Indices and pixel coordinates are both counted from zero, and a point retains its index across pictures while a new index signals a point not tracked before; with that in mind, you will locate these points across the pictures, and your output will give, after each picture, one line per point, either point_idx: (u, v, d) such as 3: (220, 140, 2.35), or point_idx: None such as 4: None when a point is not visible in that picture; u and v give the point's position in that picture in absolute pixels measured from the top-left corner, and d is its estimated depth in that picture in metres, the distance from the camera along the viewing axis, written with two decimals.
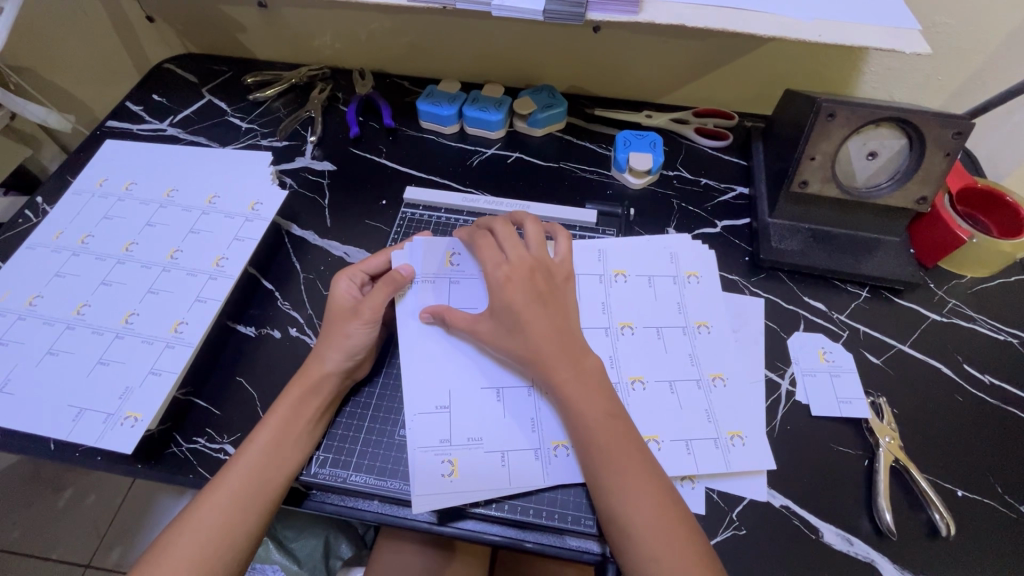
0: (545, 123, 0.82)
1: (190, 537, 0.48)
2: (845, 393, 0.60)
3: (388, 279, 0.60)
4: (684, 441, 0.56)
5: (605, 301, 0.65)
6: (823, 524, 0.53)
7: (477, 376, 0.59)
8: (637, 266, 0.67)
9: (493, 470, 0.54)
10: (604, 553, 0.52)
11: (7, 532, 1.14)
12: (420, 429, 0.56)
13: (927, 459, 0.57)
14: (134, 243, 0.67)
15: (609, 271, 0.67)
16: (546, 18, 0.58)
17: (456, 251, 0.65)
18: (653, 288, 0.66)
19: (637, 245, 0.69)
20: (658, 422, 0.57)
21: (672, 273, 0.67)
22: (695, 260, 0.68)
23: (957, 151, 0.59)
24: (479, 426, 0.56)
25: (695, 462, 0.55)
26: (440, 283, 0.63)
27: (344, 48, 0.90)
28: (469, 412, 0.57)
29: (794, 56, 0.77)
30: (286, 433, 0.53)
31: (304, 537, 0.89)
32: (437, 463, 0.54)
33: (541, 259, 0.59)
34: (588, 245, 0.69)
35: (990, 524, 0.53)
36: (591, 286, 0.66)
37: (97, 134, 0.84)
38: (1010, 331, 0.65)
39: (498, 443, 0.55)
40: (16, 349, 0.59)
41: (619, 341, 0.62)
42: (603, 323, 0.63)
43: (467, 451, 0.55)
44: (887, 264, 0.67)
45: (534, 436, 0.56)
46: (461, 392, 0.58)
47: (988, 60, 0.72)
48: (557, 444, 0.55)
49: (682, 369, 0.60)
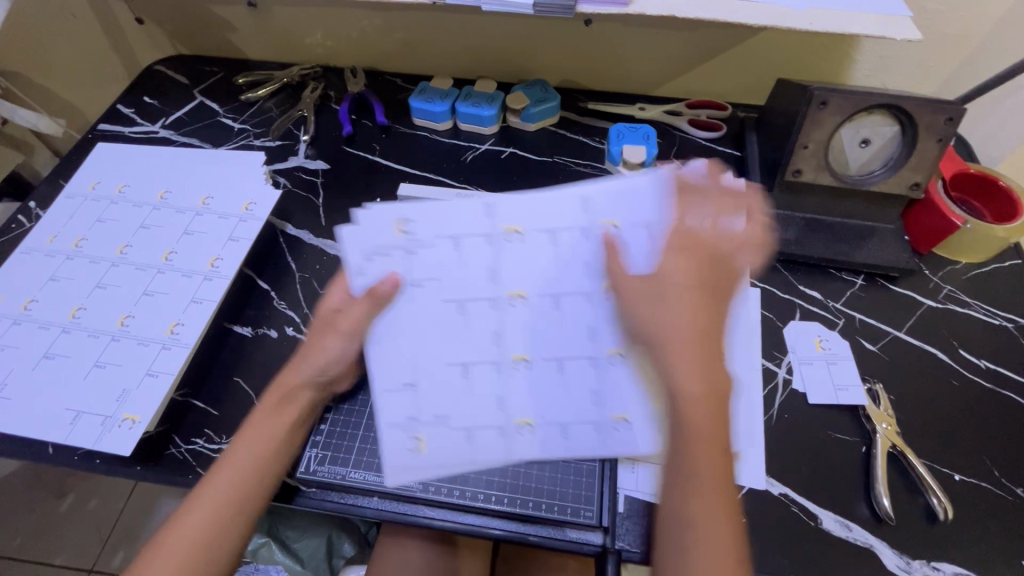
0: (538, 117, 0.81)
1: (177, 550, 0.46)
2: (841, 380, 0.60)
3: (372, 293, 0.52)
4: (657, 420, 0.53)
5: (590, 259, 0.52)
6: (821, 511, 0.53)
7: (442, 348, 0.54)
8: (632, 214, 0.51)
9: (459, 446, 0.53)
10: (604, 544, 0.52)
11: (11, 537, 1.14)
12: (385, 407, 0.54)
13: (924, 445, 0.57)
14: (128, 246, 0.67)
15: (598, 223, 0.52)
16: (536, 11, 0.58)
17: (408, 216, 0.53)
18: (651, 245, 0.50)
19: (635, 197, 0.51)
20: (630, 398, 0.53)
21: (685, 221, 0.49)
22: (709, 193, 0.49)
23: (949, 137, 0.60)
24: (446, 402, 0.53)
25: (664, 438, 0.53)
26: (394, 258, 0.53)
27: (336, 46, 0.89)
28: (436, 386, 0.54)
29: (787, 44, 0.77)
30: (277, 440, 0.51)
31: (306, 537, 0.88)
32: (404, 439, 0.53)
33: (730, 250, 0.48)
34: (566, 195, 0.53)
35: (988, 506, 0.53)
36: (575, 242, 0.52)
37: (89, 137, 0.84)
38: (1004, 315, 0.66)
39: (465, 419, 0.53)
40: (12, 353, 0.59)
41: (602, 307, 0.53)
42: (586, 286, 0.53)
43: (436, 428, 0.53)
44: (880, 252, 0.67)
45: (500, 414, 0.53)
46: (427, 366, 0.54)
47: (981, 46, 0.72)
48: (523, 422, 0.53)
49: None
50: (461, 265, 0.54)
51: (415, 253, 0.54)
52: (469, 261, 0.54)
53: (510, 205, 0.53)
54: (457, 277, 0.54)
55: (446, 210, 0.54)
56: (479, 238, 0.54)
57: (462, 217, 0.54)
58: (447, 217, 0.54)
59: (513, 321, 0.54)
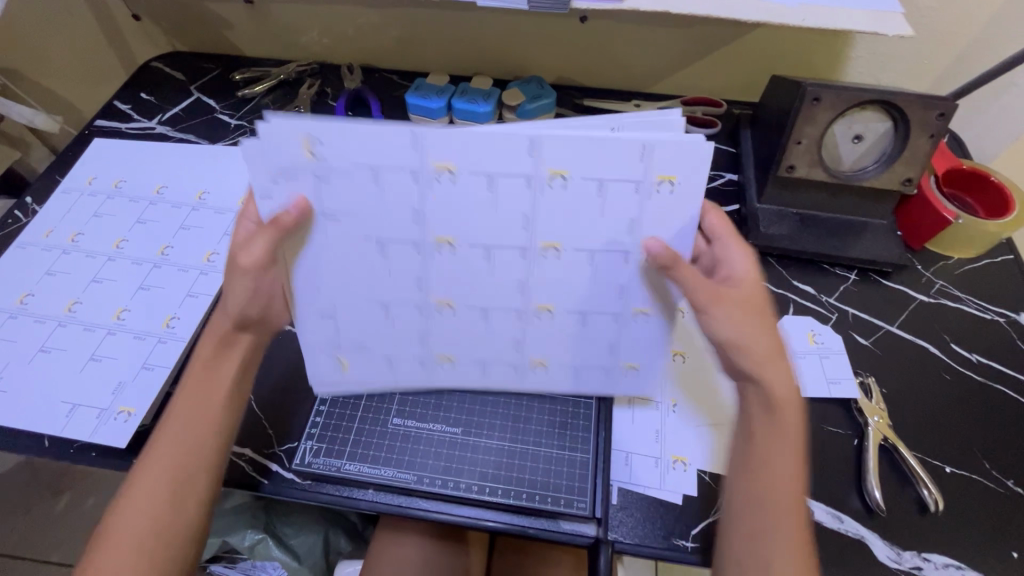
0: (534, 114, 0.82)
1: (123, 543, 0.45)
2: (834, 374, 0.61)
3: (279, 228, 0.47)
4: (573, 368, 0.56)
5: (529, 214, 0.47)
6: (814, 503, 0.54)
7: (360, 288, 0.52)
8: (584, 165, 0.45)
9: (380, 372, 0.57)
10: (598, 536, 0.52)
11: (8, 535, 1.15)
12: (306, 329, 0.54)
13: (916, 438, 0.57)
14: (124, 240, 0.67)
15: (542, 171, 0.45)
16: (530, 6, 0.58)
17: (317, 133, 0.44)
18: (601, 198, 0.46)
19: (593, 147, 0.44)
20: (550, 348, 0.55)
21: (638, 176, 0.45)
22: (676, 158, 0.44)
23: (941, 132, 0.60)
24: (368, 334, 0.55)
25: (576, 380, 0.57)
26: (304, 184, 0.46)
27: (332, 43, 0.89)
28: (355, 318, 0.54)
29: (781, 41, 0.77)
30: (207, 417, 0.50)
31: (303, 533, 0.87)
32: (327, 359, 0.56)
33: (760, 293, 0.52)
34: (513, 129, 0.44)
35: (979, 498, 0.54)
36: (514, 193, 0.46)
37: (86, 133, 0.84)
38: (997, 310, 0.66)
39: (385, 349, 0.56)
40: (7, 346, 0.59)
41: (536, 265, 0.50)
42: (522, 240, 0.49)
43: (357, 355, 0.56)
44: (873, 247, 0.68)
45: (420, 347, 0.56)
46: (343, 302, 0.53)
47: (974, 43, 0.72)
48: (441, 358, 0.56)
49: (602, 300, 0.52)
50: (382, 207, 0.48)
51: (322, 183, 0.46)
52: (389, 202, 0.47)
53: (441, 138, 0.44)
54: (372, 216, 0.48)
55: (357, 132, 0.44)
56: (403, 173, 0.46)
57: (387, 144, 0.45)
58: (362, 142, 0.45)
59: (439, 267, 0.51)
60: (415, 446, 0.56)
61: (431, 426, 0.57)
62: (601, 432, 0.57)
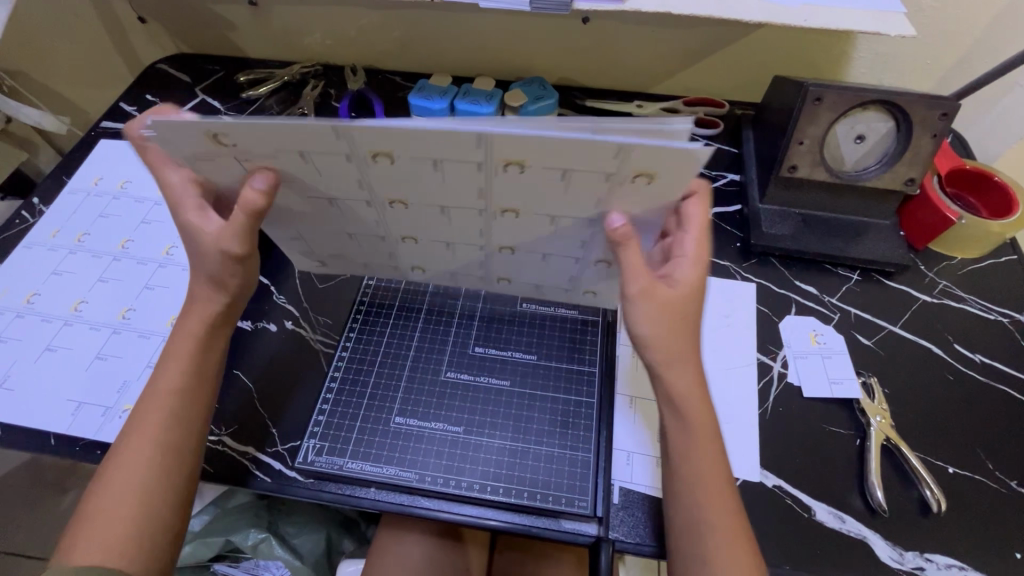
0: (536, 115, 0.82)
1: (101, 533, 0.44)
2: (836, 374, 0.61)
3: (240, 204, 0.47)
4: (535, 285, 0.63)
5: (482, 189, 0.48)
6: (815, 503, 0.54)
7: (332, 224, 0.58)
8: (540, 158, 0.42)
9: (363, 270, 0.67)
10: (600, 535, 0.52)
11: (14, 533, 1.16)
12: (288, 240, 0.63)
13: (918, 438, 0.57)
14: (129, 240, 0.68)
15: (494, 159, 0.43)
16: (532, 8, 0.59)
17: (214, 129, 0.43)
18: (564, 181, 0.45)
19: (549, 144, 0.41)
20: (509, 270, 0.62)
21: (613, 171, 0.42)
22: (651, 156, 0.40)
23: (943, 132, 0.60)
24: (340, 250, 0.63)
25: (537, 290, 0.64)
26: (229, 162, 0.47)
27: (336, 45, 0.90)
28: (329, 241, 0.61)
29: (783, 41, 0.77)
30: (184, 394, 0.50)
31: (306, 533, 0.88)
32: (314, 258, 0.66)
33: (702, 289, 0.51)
34: (454, 127, 0.41)
35: (981, 498, 0.54)
36: (466, 172, 0.46)
37: (92, 135, 0.84)
38: (1000, 310, 0.66)
39: (361, 260, 0.65)
40: (14, 345, 0.59)
41: (495, 220, 0.52)
42: (479, 206, 0.50)
43: (337, 260, 0.65)
44: (877, 248, 0.68)
45: (392, 262, 0.64)
46: (312, 231, 0.59)
47: (977, 43, 0.72)
48: (412, 269, 0.65)
49: (567, 249, 0.55)
50: (326, 174, 0.48)
51: (257, 156, 0.46)
52: (335, 172, 0.47)
53: (373, 135, 0.42)
54: (322, 181, 0.49)
55: (271, 130, 0.42)
56: (338, 155, 0.45)
57: (313, 138, 0.43)
58: (281, 134, 0.42)
59: (399, 217, 0.55)
60: (416, 444, 0.56)
61: (433, 425, 0.58)
62: (602, 432, 0.57)
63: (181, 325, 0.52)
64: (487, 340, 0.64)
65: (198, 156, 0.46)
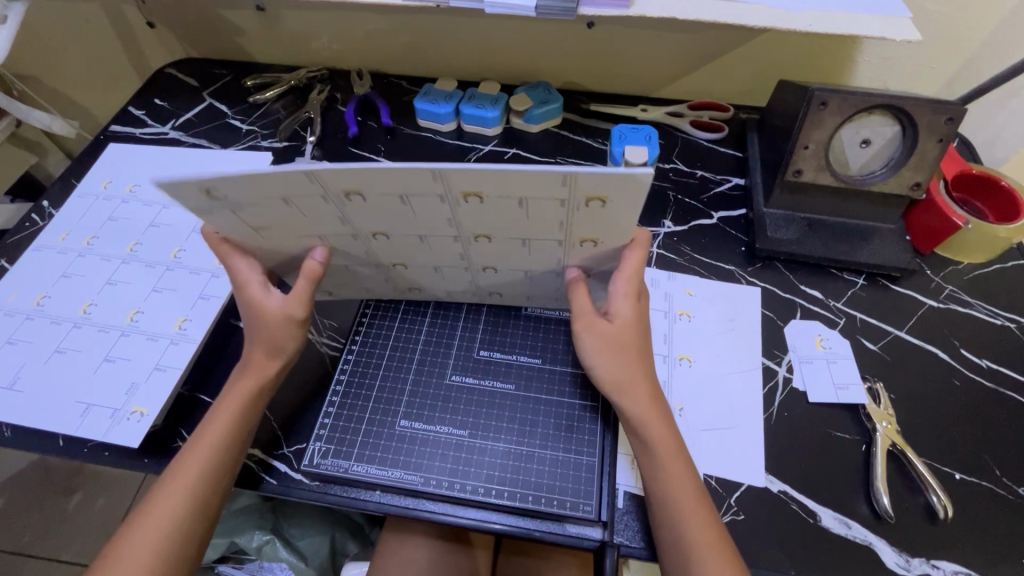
0: (541, 119, 0.82)
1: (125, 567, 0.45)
2: (842, 378, 0.61)
3: (307, 274, 0.55)
4: (525, 295, 0.64)
5: (454, 218, 0.50)
6: (821, 509, 0.54)
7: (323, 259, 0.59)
8: (498, 188, 0.45)
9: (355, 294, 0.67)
10: (604, 539, 0.52)
11: (20, 533, 1.16)
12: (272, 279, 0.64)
13: (925, 443, 0.57)
14: (137, 243, 0.68)
15: (455, 192, 0.47)
16: (538, 12, 0.59)
17: (207, 184, 0.45)
18: (526, 208, 0.48)
19: (503, 177, 0.44)
20: (498, 285, 0.63)
21: (564, 197, 0.45)
22: (596, 183, 0.43)
23: (950, 136, 0.60)
24: (330, 280, 0.64)
25: (528, 300, 0.65)
26: (220, 211, 0.50)
27: (342, 49, 0.90)
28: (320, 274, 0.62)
29: (789, 46, 0.77)
30: (218, 454, 0.50)
31: (311, 535, 0.88)
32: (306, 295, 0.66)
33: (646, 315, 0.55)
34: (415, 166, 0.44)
35: (988, 505, 0.53)
36: (434, 206, 0.49)
37: (101, 138, 0.86)
38: (1008, 315, 0.66)
39: (354, 288, 0.65)
40: (24, 347, 0.60)
41: (473, 245, 0.55)
42: (454, 232, 0.53)
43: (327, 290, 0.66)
44: (882, 252, 0.68)
45: (386, 287, 0.65)
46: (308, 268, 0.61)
47: (984, 47, 0.72)
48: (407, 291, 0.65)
49: (547, 264, 0.57)
50: (310, 215, 0.51)
51: (244, 206, 0.49)
52: (316, 212, 0.50)
53: (338, 176, 0.45)
54: (305, 220, 0.52)
55: (247, 180, 0.45)
56: (315, 197, 0.48)
57: (287, 183, 0.46)
58: (256, 184, 0.46)
59: (386, 247, 0.57)
60: (422, 447, 0.57)
61: (437, 428, 0.58)
62: (606, 437, 0.57)
63: (230, 387, 0.54)
64: (492, 344, 0.64)
65: (196, 211, 0.49)
